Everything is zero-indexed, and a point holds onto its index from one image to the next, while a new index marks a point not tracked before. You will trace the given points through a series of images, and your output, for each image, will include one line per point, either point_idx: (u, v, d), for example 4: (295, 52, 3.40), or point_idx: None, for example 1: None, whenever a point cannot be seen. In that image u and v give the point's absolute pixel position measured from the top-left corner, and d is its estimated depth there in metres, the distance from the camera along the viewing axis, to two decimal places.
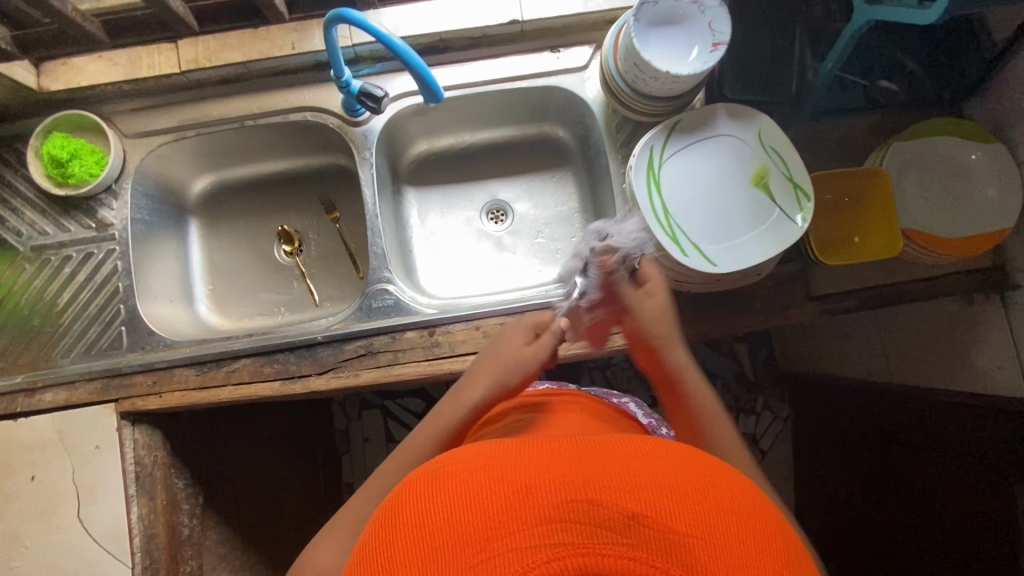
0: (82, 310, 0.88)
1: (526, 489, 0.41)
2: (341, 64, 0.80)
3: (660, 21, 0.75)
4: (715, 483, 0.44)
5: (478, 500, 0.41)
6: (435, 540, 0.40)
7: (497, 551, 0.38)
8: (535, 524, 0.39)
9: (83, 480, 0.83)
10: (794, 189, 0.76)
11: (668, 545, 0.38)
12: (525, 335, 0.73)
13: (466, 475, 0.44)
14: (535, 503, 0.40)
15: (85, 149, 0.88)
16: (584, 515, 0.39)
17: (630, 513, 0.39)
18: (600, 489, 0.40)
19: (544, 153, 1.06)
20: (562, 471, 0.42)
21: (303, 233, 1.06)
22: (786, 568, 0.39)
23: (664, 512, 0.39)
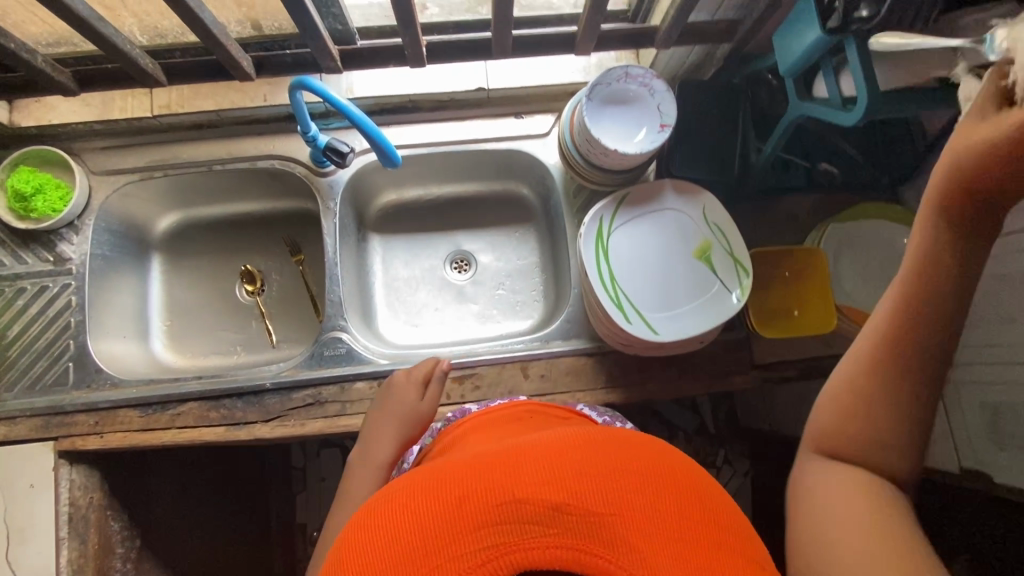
0: (31, 343, 0.88)
1: (457, 501, 0.42)
2: (307, 120, 0.82)
3: (612, 101, 0.79)
4: (634, 457, 0.46)
5: (412, 520, 0.42)
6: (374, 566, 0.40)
7: (435, 563, 0.39)
8: (467, 534, 0.40)
9: (13, 520, 0.81)
10: (735, 264, 0.79)
11: (590, 529, 0.40)
12: (415, 388, 0.78)
13: (400, 498, 0.44)
14: (466, 512, 0.41)
15: (51, 184, 0.89)
16: (510, 515, 0.41)
17: (552, 505, 0.41)
18: (526, 486, 0.42)
19: (509, 208, 1.10)
20: (489, 474, 0.44)
21: (266, 274, 1.07)
22: (709, 526, 0.43)
23: (583, 494, 0.42)
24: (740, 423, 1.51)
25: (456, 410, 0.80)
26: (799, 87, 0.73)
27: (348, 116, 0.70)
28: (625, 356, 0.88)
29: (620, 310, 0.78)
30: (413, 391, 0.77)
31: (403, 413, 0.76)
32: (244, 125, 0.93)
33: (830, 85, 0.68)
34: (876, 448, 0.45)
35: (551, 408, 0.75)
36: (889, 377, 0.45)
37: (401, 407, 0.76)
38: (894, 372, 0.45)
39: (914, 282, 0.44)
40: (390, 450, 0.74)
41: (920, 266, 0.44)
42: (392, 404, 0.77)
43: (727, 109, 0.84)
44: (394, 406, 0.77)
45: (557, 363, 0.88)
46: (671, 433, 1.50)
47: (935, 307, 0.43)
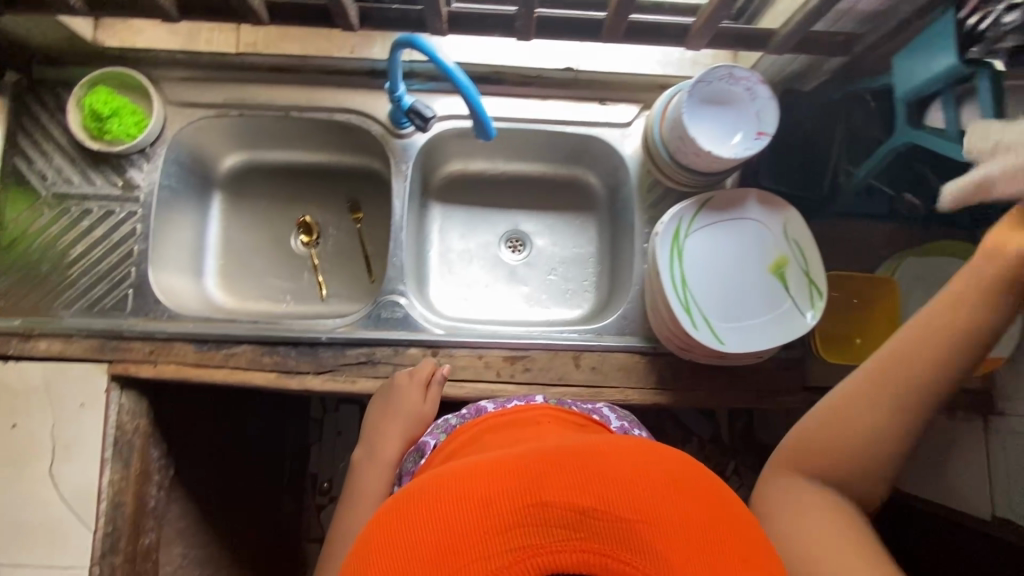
0: (93, 265, 0.88)
1: (485, 502, 0.42)
2: (397, 79, 0.81)
3: (712, 100, 0.77)
4: (659, 463, 0.46)
5: (441, 518, 0.42)
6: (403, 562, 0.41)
7: (463, 564, 0.40)
8: (496, 536, 0.40)
9: (62, 435, 0.83)
10: (809, 284, 0.79)
11: (617, 535, 0.40)
12: (421, 394, 0.81)
13: (427, 496, 0.44)
14: (496, 513, 0.42)
15: (127, 108, 0.88)
16: (540, 518, 0.41)
17: (582, 509, 0.41)
18: (552, 489, 0.42)
19: (572, 194, 1.08)
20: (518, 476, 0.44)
21: (323, 226, 1.06)
22: (732, 536, 0.43)
23: (610, 500, 0.42)
24: (755, 437, 1.52)
25: (472, 406, 0.78)
26: (911, 113, 0.70)
27: (456, 81, 0.66)
28: (679, 359, 0.88)
29: (688, 314, 0.77)
30: (415, 398, 0.80)
31: (408, 416, 0.80)
32: (326, 74, 0.91)
33: (949, 116, 0.66)
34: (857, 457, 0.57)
35: (571, 415, 0.73)
36: (890, 397, 0.56)
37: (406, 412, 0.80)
38: (899, 393, 0.56)
39: (949, 308, 0.55)
40: (395, 450, 0.81)
41: (954, 303, 0.55)
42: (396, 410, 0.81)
43: (822, 125, 0.82)
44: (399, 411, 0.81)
45: (610, 357, 0.87)
46: (686, 438, 1.51)
47: (931, 356, 0.55)
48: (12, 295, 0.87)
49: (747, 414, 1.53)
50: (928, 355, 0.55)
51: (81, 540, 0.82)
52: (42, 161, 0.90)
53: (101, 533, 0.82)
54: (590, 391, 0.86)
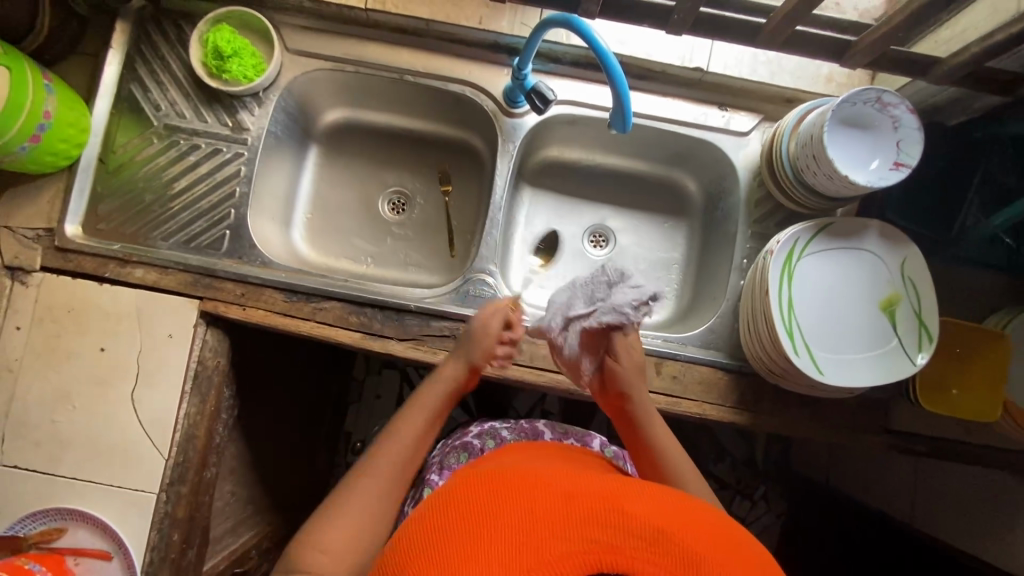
0: (195, 201, 0.89)
1: (569, 496, 0.49)
2: (528, 59, 0.79)
3: (852, 121, 0.74)
4: (740, 546, 0.49)
5: (530, 496, 0.48)
6: (490, 514, 0.47)
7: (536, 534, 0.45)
8: (575, 522, 0.46)
9: (148, 363, 0.85)
10: (919, 327, 0.75)
11: (687, 559, 0.44)
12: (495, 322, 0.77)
13: (518, 479, 0.51)
14: (578, 506, 0.48)
15: (247, 50, 0.88)
16: (617, 521, 0.46)
17: (656, 527, 0.46)
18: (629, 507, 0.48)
19: (665, 197, 1.05)
20: (597, 488, 0.51)
21: (411, 194, 1.06)
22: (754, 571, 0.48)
23: (686, 534, 0.46)
24: (789, 467, 1.50)
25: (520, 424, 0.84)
26: None
27: (608, 65, 0.68)
28: (762, 381, 0.86)
29: (790, 338, 0.75)
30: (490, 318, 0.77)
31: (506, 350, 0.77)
32: (447, 43, 0.90)
33: None
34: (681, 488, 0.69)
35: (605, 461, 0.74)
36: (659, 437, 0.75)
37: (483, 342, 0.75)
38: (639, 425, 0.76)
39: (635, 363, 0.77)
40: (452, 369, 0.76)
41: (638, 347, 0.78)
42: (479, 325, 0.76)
43: (962, 167, 0.78)
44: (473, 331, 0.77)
45: (692, 369, 0.86)
46: (720, 456, 1.50)
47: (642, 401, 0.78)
48: (114, 219, 0.89)
49: (785, 442, 1.51)
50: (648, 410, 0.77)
51: (154, 466, 0.84)
52: (157, 91, 0.90)
53: (172, 463, 0.84)
54: (667, 399, 0.84)
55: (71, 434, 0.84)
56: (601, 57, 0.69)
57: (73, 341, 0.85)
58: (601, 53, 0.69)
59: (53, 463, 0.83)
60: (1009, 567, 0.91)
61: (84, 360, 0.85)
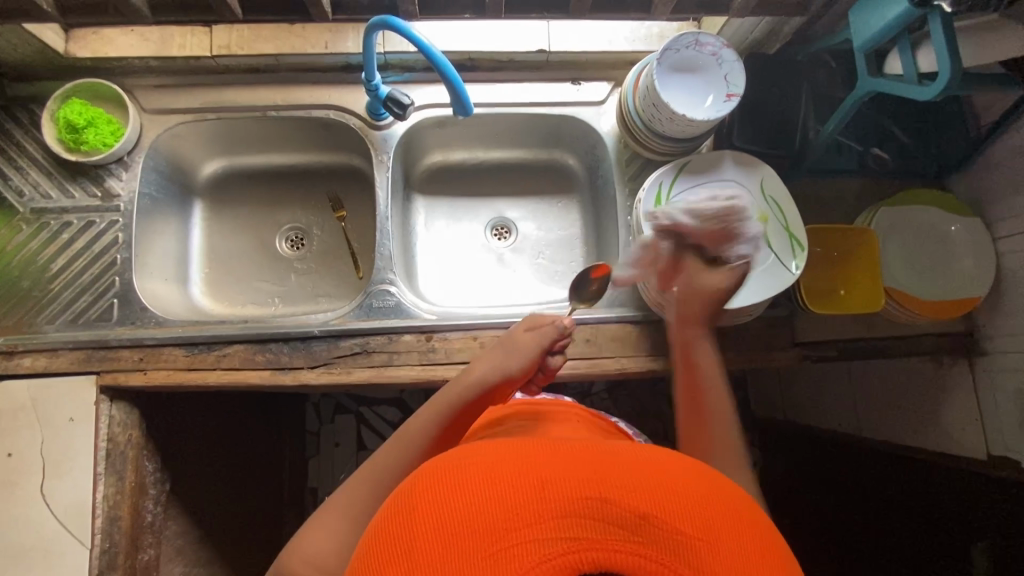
0: (75, 278, 0.87)
1: (540, 487, 0.40)
2: (372, 69, 0.82)
3: (679, 67, 0.80)
4: (731, 504, 0.43)
5: (495, 495, 0.40)
6: (448, 520, 0.39)
7: (512, 541, 0.37)
8: (548, 519, 0.37)
9: (53, 452, 0.81)
10: (789, 238, 0.80)
11: (676, 547, 0.37)
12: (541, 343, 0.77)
13: (480, 468, 0.42)
14: (550, 497, 0.39)
15: (103, 118, 0.88)
16: (596, 513, 0.38)
17: (640, 513, 0.38)
18: (619, 490, 0.40)
19: (554, 178, 1.09)
20: (572, 467, 0.42)
21: (307, 227, 1.07)
22: (777, 560, 0.40)
23: (675, 514, 0.39)
24: (750, 411, 1.53)
25: None
26: (870, 64, 0.73)
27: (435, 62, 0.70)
28: (671, 326, 0.89)
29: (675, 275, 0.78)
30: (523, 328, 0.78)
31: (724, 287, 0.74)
32: (302, 72, 0.92)
33: (906, 60, 0.68)
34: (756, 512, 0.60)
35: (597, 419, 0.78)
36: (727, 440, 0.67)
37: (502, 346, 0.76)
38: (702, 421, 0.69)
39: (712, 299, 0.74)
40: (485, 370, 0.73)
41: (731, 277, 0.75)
42: (515, 360, 0.75)
43: (790, 87, 0.85)
44: (464, 379, 0.72)
45: (603, 329, 0.88)
46: None
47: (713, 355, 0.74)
48: None
49: (741, 389, 1.55)
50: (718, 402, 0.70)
51: (79, 561, 0.79)
52: (17, 177, 0.89)
53: (97, 550, 0.80)
54: (585, 363, 0.86)
55: None
56: (434, 60, 0.70)
57: None
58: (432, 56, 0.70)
59: None
60: (946, 446, 0.95)
61: None
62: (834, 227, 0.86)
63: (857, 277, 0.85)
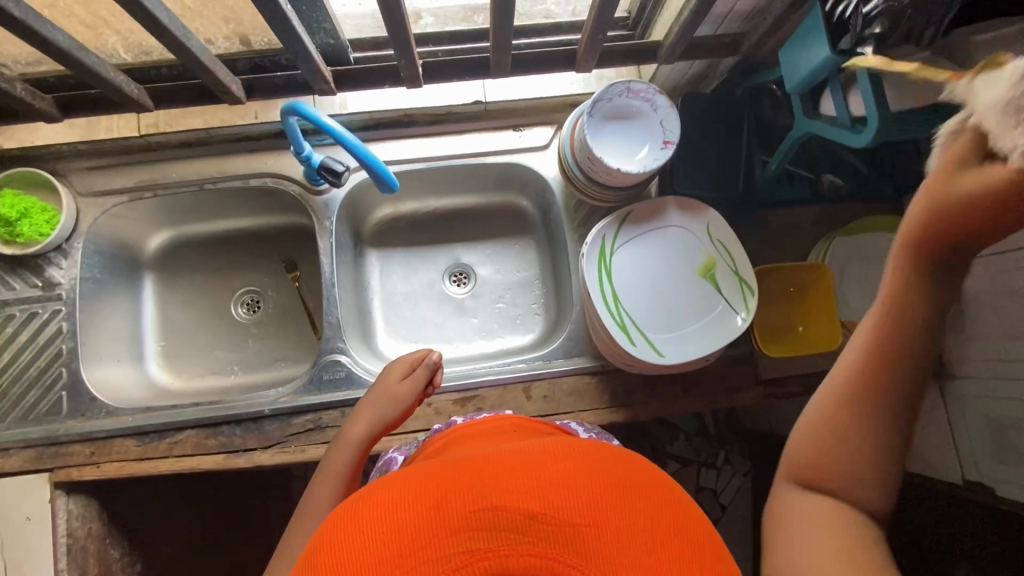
0: (22, 373, 0.86)
1: (436, 506, 0.41)
2: (301, 140, 0.81)
3: (613, 116, 0.77)
4: (627, 481, 0.45)
5: (392, 522, 0.41)
6: (350, 554, 0.40)
7: (409, 567, 0.38)
8: (443, 539, 0.39)
9: (11, 554, 0.80)
10: (739, 283, 0.78)
11: (567, 540, 0.39)
12: (407, 387, 0.76)
13: (382, 498, 0.43)
14: (446, 516, 0.40)
15: (36, 208, 0.86)
16: (489, 522, 0.40)
17: (530, 514, 0.40)
18: (511, 495, 0.41)
19: (508, 220, 1.07)
20: (468, 477, 0.43)
21: (263, 290, 1.05)
22: (672, 527, 0.42)
23: (566, 505, 0.41)
24: (739, 424, 1.52)
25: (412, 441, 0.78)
26: (806, 104, 0.71)
27: (347, 146, 0.68)
28: (630, 374, 0.87)
29: (623, 331, 0.76)
30: (393, 374, 0.78)
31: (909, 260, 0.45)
32: (235, 142, 0.90)
33: (838, 102, 0.66)
34: (849, 469, 0.46)
35: (541, 424, 0.72)
36: (869, 412, 0.46)
37: (375, 400, 0.76)
38: (863, 398, 0.46)
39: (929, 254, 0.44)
40: (363, 427, 0.74)
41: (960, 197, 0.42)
42: (387, 410, 0.75)
43: (730, 125, 0.82)
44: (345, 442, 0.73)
45: (561, 383, 0.87)
46: (672, 434, 1.50)
47: (923, 304, 0.45)
48: None
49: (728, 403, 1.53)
50: (897, 351, 0.45)
51: None
52: None
53: None
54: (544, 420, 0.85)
55: None
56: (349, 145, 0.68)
57: None
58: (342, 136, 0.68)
59: None
60: (923, 469, 0.93)
61: None
62: (777, 268, 0.84)
63: (809, 314, 0.84)
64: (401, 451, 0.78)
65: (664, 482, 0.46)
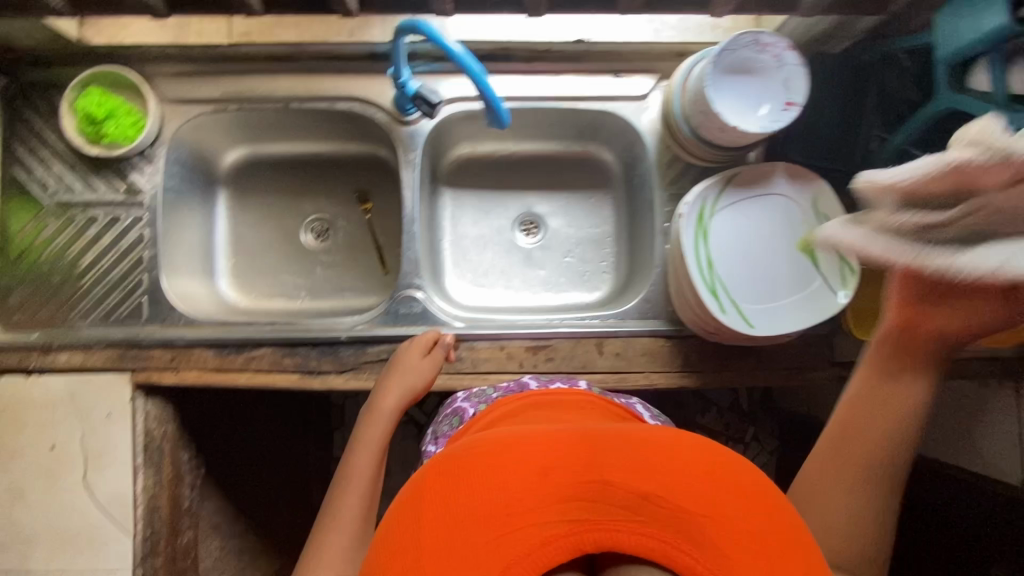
0: (105, 275, 0.87)
1: (542, 472, 0.43)
2: (401, 64, 0.78)
3: (734, 69, 0.73)
4: (740, 476, 0.43)
5: (499, 480, 0.43)
6: (459, 508, 0.42)
7: (516, 526, 0.40)
8: (553, 502, 0.41)
9: (92, 445, 0.83)
10: (840, 261, 0.76)
11: (678, 524, 0.40)
12: (430, 364, 0.78)
13: (485, 455, 0.45)
14: (554, 482, 0.42)
15: (122, 109, 0.85)
16: (598, 496, 0.41)
17: (639, 493, 0.41)
18: (617, 472, 0.43)
19: (587, 172, 1.04)
20: (573, 450, 0.45)
21: (333, 219, 1.04)
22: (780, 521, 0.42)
23: (677, 491, 0.42)
24: (775, 403, 1.51)
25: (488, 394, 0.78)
26: (952, 78, 0.65)
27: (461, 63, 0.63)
28: (705, 340, 0.86)
29: (715, 297, 0.75)
30: (416, 349, 0.79)
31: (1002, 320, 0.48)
32: (325, 61, 0.87)
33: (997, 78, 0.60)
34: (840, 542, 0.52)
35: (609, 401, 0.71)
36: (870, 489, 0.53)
37: (401, 375, 0.77)
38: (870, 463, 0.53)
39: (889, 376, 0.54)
40: (393, 400, 0.75)
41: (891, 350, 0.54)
42: (414, 381, 0.77)
43: (852, 92, 0.78)
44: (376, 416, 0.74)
45: (634, 342, 0.86)
46: (707, 406, 1.51)
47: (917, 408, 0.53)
48: (27, 308, 0.87)
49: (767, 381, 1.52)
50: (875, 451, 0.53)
51: (122, 545, 0.83)
52: (41, 169, 0.87)
53: (141, 537, 0.84)
54: (614, 377, 0.85)
55: (33, 532, 0.83)
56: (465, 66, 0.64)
57: (19, 442, 0.83)
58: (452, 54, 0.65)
59: (22, 564, 0.83)
60: None
61: (31, 458, 0.83)
62: None
63: None
64: (470, 401, 0.78)
65: (773, 481, 0.44)
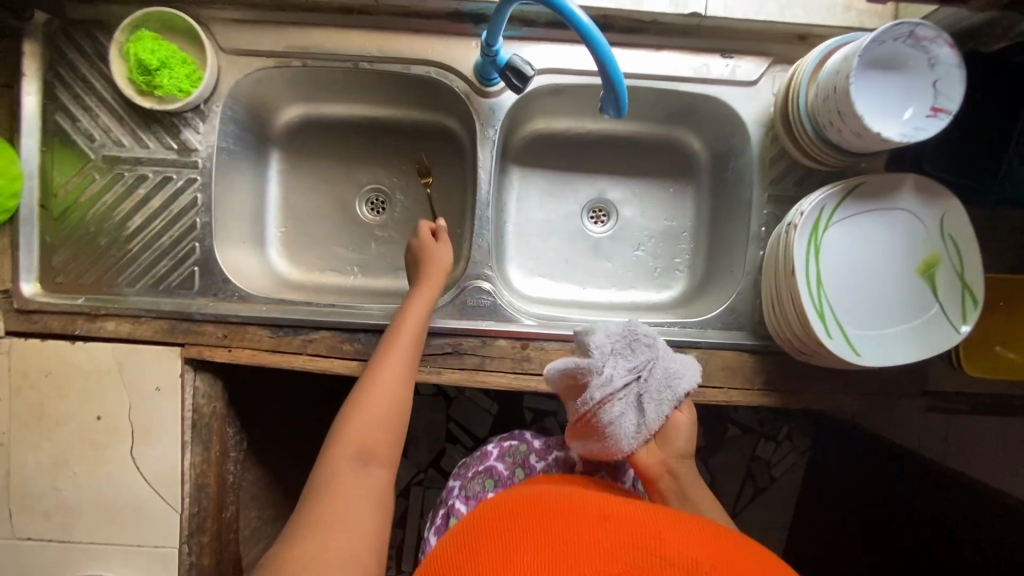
0: (154, 240, 0.81)
1: (571, 553, 0.46)
2: (497, 29, 0.69)
3: (880, 63, 0.64)
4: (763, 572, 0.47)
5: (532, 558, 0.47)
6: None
7: None
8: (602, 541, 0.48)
9: (140, 418, 0.80)
10: (962, 289, 0.69)
11: None
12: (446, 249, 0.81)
13: (519, 541, 0.50)
14: (581, 561, 0.45)
15: (177, 58, 0.77)
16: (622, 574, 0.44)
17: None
18: (642, 556, 0.46)
19: (668, 160, 0.96)
20: (600, 535, 0.49)
21: (390, 191, 0.97)
22: None
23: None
24: None
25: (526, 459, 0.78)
26: None
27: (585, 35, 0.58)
28: (791, 358, 0.80)
29: (822, 319, 0.68)
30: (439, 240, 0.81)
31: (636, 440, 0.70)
32: (402, 18, 0.79)
33: None
34: None
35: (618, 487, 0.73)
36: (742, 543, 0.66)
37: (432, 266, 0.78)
38: None
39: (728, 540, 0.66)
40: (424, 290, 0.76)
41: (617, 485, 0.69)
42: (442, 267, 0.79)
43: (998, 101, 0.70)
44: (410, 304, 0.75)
45: (715, 355, 0.80)
46: None
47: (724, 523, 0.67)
48: (71, 269, 0.81)
49: None
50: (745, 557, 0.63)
51: (169, 521, 0.81)
52: (86, 119, 0.80)
53: (188, 514, 0.81)
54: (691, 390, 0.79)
55: (79, 501, 0.81)
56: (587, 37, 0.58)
57: (64, 409, 0.80)
58: (580, 24, 0.58)
59: (67, 531, 0.81)
60: None
61: (78, 426, 0.80)
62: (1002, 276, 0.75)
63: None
64: (506, 461, 0.77)
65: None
